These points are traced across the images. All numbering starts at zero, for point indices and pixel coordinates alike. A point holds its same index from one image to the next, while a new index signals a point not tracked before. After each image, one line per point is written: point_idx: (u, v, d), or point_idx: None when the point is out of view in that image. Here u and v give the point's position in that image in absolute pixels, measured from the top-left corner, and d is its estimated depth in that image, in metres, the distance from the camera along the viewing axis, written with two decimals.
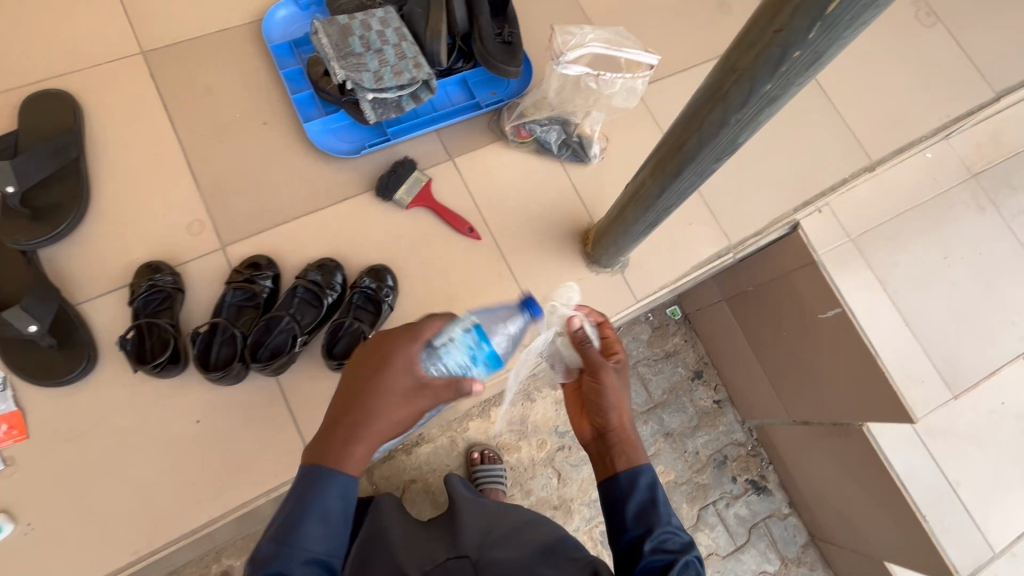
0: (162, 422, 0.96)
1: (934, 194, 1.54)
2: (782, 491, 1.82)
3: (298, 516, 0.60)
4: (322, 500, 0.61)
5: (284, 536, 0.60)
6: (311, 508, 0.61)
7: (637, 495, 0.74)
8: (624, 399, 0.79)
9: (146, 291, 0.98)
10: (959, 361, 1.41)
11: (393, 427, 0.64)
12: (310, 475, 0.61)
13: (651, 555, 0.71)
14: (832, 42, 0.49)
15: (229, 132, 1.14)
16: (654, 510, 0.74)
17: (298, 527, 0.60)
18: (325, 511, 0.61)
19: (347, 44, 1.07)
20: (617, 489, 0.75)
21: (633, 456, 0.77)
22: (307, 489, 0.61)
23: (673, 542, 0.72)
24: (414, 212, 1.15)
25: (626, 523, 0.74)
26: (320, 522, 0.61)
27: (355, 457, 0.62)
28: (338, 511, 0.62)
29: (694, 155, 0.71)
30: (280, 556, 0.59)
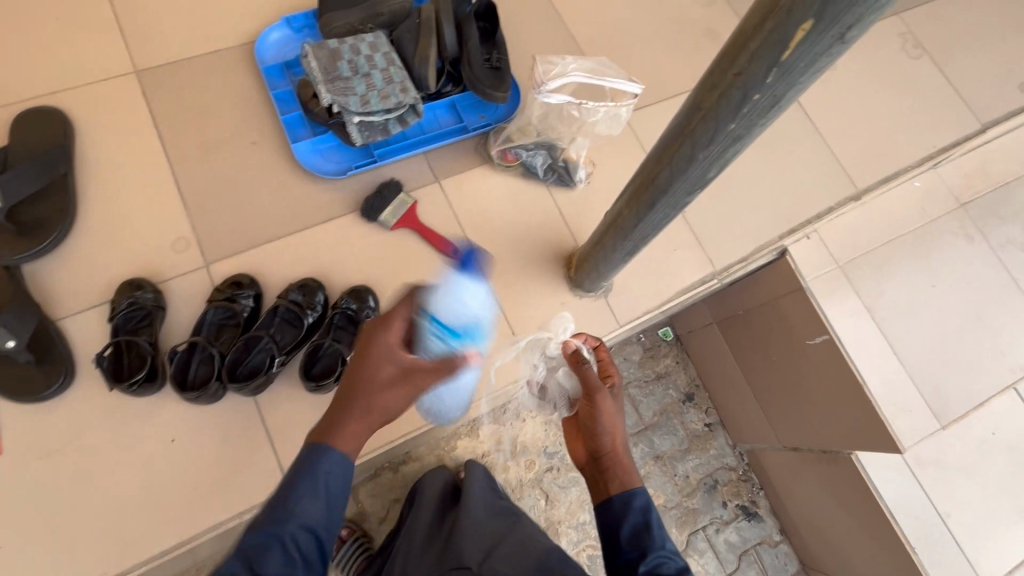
0: (138, 441, 0.96)
1: (921, 223, 1.54)
2: (773, 517, 1.79)
3: (299, 486, 0.66)
4: (324, 476, 0.67)
5: (285, 503, 0.65)
6: (311, 482, 0.67)
7: (631, 517, 0.78)
8: (618, 424, 0.86)
9: (126, 308, 0.98)
10: (947, 391, 1.41)
11: (383, 410, 0.72)
12: (312, 453, 0.68)
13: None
14: (789, 86, 0.50)
15: (218, 151, 1.16)
16: (647, 533, 0.76)
17: (297, 496, 0.66)
18: (322, 486, 0.67)
19: (335, 68, 1.08)
20: (612, 512, 0.79)
21: (626, 480, 0.82)
22: (306, 466, 0.68)
23: (668, 566, 0.73)
24: (399, 232, 1.15)
25: (622, 546, 0.76)
26: (319, 494, 0.67)
27: (345, 438, 0.70)
28: (332, 486, 0.68)
29: (667, 188, 0.71)
30: (276, 520, 0.64)
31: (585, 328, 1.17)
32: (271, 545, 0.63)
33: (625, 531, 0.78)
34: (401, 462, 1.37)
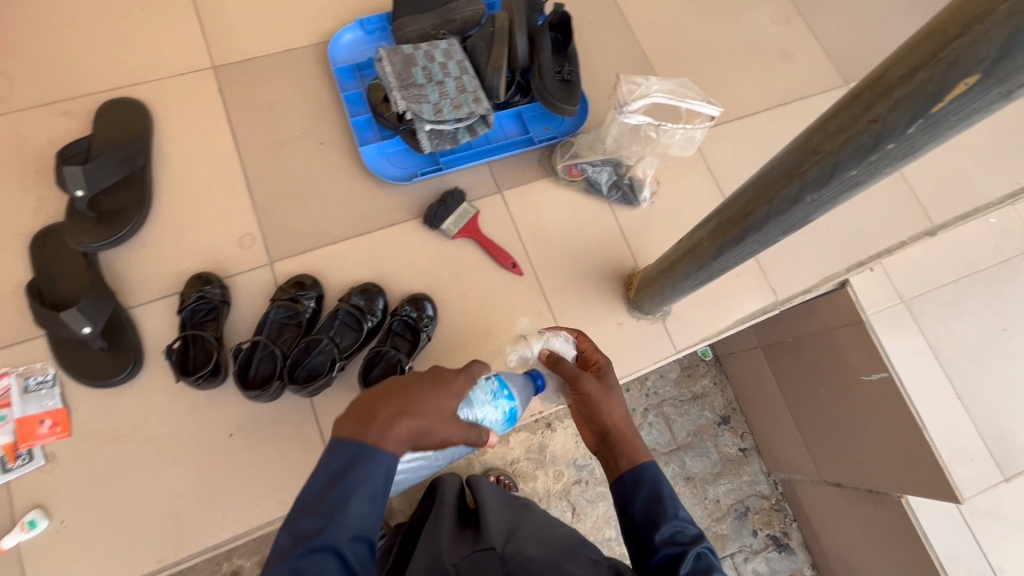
0: (197, 433, 0.98)
1: (994, 261, 1.47)
2: (806, 551, 1.73)
3: (344, 493, 0.60)
4: (365, 478, 0.61)
5: (327, 509, 0.60)
6: (353, 489, 0.60)
7: (642, 492, 0.76)
8: (613, 401, 0.84)
9: (194, 301, 1.00)
10: (1012, 441, 1.34)
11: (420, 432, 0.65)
12: (343, 455, 0.62)
13: (663, 546, 0.71)
14: (931, 139, 0.46)
15: (287, 149, 1.17)
16: (660, 505, 0.74)
17: (344, 505, 0.60)
18: (371, 491, 0.61)
19: (409, 74, 1.08)
20: (624, 489, 0.77)
21: (635, 455, 0.79)
22: (334, 467, 0.61)
23: (683, 536, 0.72)
24: (459, 241, 1.15)
25: (636, 520, 0.74)
26: (366, 499, 0.61)
27: (396, 437, 0.63)
28: (381, 488, 0.62)
29: (761, 225, 0.68)
30: (330, 527, 0.59)
31: (637, 351, 1.14)
32: (325, 558, 0.58)
33: (637, 506, 0.75)
34: None
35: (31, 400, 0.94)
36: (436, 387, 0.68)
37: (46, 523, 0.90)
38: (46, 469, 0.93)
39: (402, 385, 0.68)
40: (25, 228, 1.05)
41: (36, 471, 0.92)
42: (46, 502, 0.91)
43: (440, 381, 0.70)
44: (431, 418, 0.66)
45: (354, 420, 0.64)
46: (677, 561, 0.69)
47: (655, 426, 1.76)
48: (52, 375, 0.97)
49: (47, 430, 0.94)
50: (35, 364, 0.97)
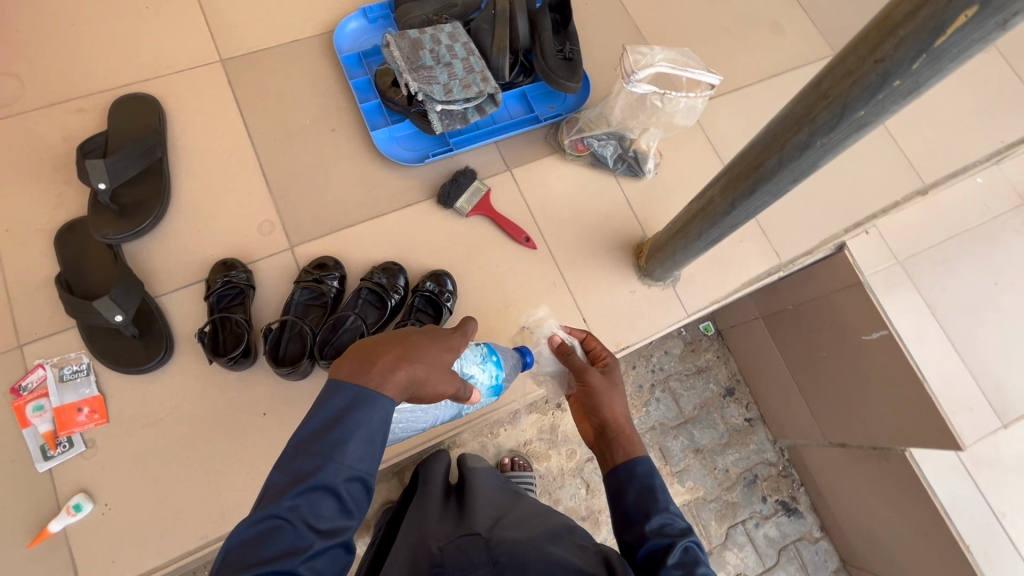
0: (233, 414, 1.01)
1: (983, 219, 1.53)
2: (814, 514, 1.80)
3: (341, 434, 0.61)
4: (365, 421, 0.62)
5: (324, 450, 0.60)
6: (352, 431, 0.61)
7: (634, 484, 0.77)
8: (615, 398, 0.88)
9: (221, 286, 1.03)
10: (1009, 389, 1.40)
11: (420, 378, 0.67)
12: (342, 397, 0.62)
13: (652, 537, 0.72)
14: (935, 73, 0.51)
15: (300, 137, 1.20)
16: (651, 497, 0.75)
17: (343, 447, 0.60)
18: (369, 434, 0.62)
19: (418, 57, 1.11)
20: (617, 481, 0.79)
21: (630, 449, 0.81)
22: (333, 409, 0.62)
23: (672, 528, 0.73)
24: (473, 219, 1.18)
25: (627, 511, 0.76)
26: (363, 440, 0.62)
27: (396, 379, 0.65)
28: (377, 433, 0.63)
29: (772, 175, 0.73)
30: (327, 468, 0.60)
31: (651, 316, 1.19)
32: (322, 496, 0.59)
33: (629, 498, 0.77)
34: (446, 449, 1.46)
35: (68, 389, 0.96)
36: (429, 337, 0.71)
37: (91, 505, 0.92)
38: (87, 455, 0.95)
39: (403, 336, 0.70)
40: (48, 224, 1.07)
41: (77, 457, 0.95)
42: (90, 486, 0.94)
43: (433, 334, 0.73)
44: (430, 366, 0.68)
45: (353, 362, 0.65)
46: (664, 552, 0.69)
47: (662, 401, 1.82)
48: (86, 363, 0.99)
49: (85, 417, 0.96)
50: (69, 354, 1.00)
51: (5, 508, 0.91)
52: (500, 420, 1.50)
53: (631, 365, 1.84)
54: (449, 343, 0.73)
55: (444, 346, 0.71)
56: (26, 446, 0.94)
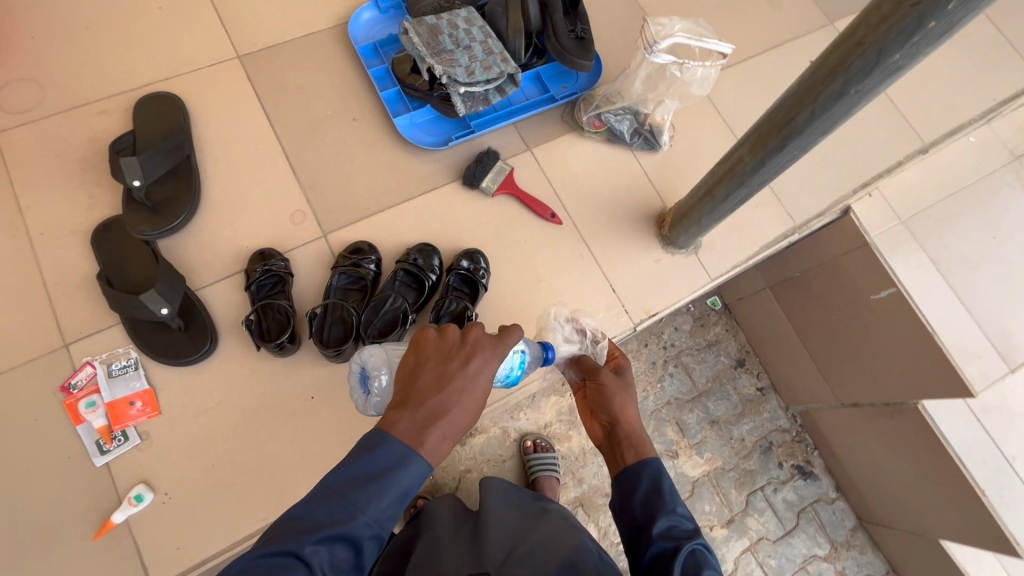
0: (281, 399, 1.03)
1: (979, 176, 1.59)
2: (828, 475, 1.87)
3: (376, 489, 0.63)
4: (400, 481, 0.64)
5: (356, 501, 0.62)
6: (386, 488, 0.63)
7: (642, 485, 0.80)
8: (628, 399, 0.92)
9: (261, 275, 1.04)
10: (1014, 336, 1.47)
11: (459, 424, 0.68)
12: (386, 452, 0.64)
13: (659, 539, 0.73)
14: (968, 12, 0.54)
15: (323, 128, 1.22)
16: (658, 499, 0.77)
17: (375, 501, 0.63)
18: (401, 491, 0.64)
19: (438, 42, 1.14)
20: (625, 482, 0.82)
21: (640, 451, 0.84)
22: (375, 461, 0.64)
23: (679, 530, 0.74)
24: (498, 199, 1.21)
25: (635, 514, 0.78)
26: (393, 500, 0.64)
27: (438, 442, 0.66)
28: (408, 494, 0.65)
29: (803, 128, 0.76)
30: (351, 520, 0.61)
31: (675, 284, 1.22)
32: (341, 546, 0.60)
33: (637, 499, 0.79)
34: (468, 437, 1.48)
35: (118, 383, 0.98)
36: (476, 388, 0.68)
37: (151, 495, 0.94)
38: (142, 447, 0.96)
39: (446, 378, 0.68)
40: (82, 225, 1.08)
41: (133, 450, 0.96)
42: (149, 476, 0.95)
43: (477, 373, 0.69)
44: (468, 412, 0.68)
45: (408, 425, 0.66)
46: (670, 554, 0.71)
47: (676, 376, 1.87)
48: (133, 358, 1.00)
49: (138, 410, 0.97)
50: (116, 350, 1.01)
51: (67, 503, 0.93)
52: (519, 404, 1.54)
53: (646, 342, 1.88)
54: (491, 378, 0.70)
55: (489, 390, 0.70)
56: (82, 443, 0.95)
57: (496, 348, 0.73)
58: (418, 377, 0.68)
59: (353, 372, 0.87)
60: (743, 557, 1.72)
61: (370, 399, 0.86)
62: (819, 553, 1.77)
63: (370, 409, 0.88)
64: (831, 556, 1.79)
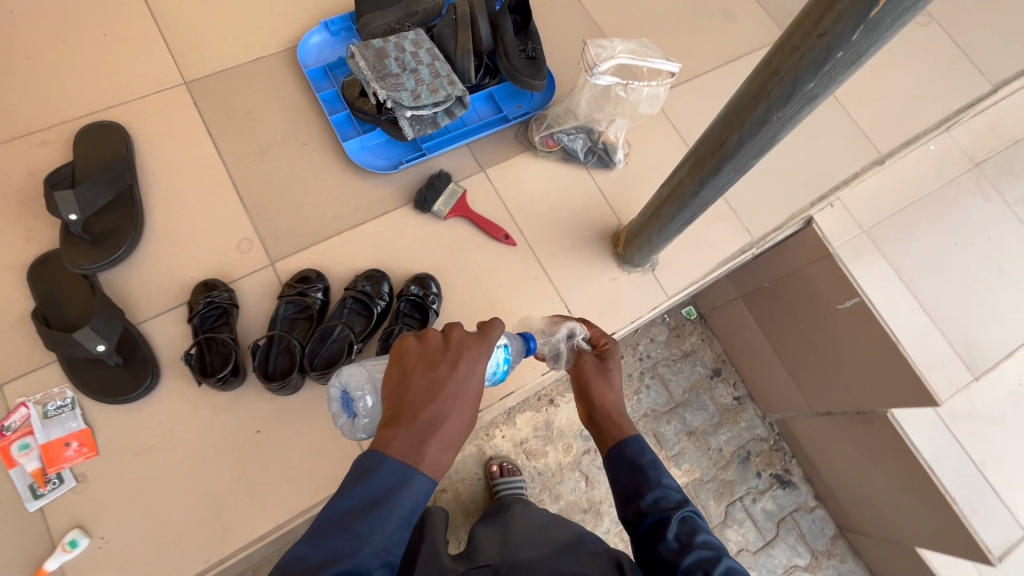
0: (226, 434, 1.00)
1: (940, 183, 1.60)
2: (807, 484, 1.87)
3: (379, 516, 0.58)
4: (403, 501, 0.59)
5: (360, 531, 0.58)
6: (390, 511, 0.59)
7: (627, 463, 0.78)
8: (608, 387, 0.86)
9: (203, 307, 1.02)
10: (978, 343, 1.47)
11: (461, 428, 0.65)
12: (384, 473, 0.59)
13: (651, 512, 0.74)
14: (873, 42, 0.54)
15: (272, 153, 1.20)
16: (644, 475, 0.76)
17: (379, 527, 0.58)
18: (406, 510, 0.59)
19: (383, 66, 1.13)
20: (613, 464, 0.79)
21: (624, 429, 0.81)
22: (373, 485, 0.59)
23: (668, 500, 0.74)
24: (451, 221, 1.20)
25: (623, 490, 0.77)
26: (399, 525, 0.59)
27: (440, 452, 0.62)
28: (414, 515, 0.60)
29: (735, 151, 0.76)
30: (359, 551, 0.57)
31: (633, 303, 1.21)
32: None
33: (624, 477, 0.78)
34: None
35: (53, 424, 0.95)
36: (470, 388, 0.65)
37: (87, 540, 0.91)
38: (78, 490, 0.93)
39: (437, 383, 0.65)
40: (19, 260, 1.05)
41: (68, 493, 0.93)
42: (85, 520, 0.92)
43: (467, 373, 0.67)
44: (466, 414, 0.65)
45: (405, 441, 0.61)
46: (662, 527, 0.72)
47: (652, 387, 1.86)
48: (69, 398, 0.97)
49: (73, 451, 0.94)
50: (52, 390, 0.98)
51: None
52: (495, 420, 1.51)
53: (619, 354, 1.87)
54: (485, 375, 0.68)
55: (483, 388, 0.67)
56: (15, 488, 0.92)
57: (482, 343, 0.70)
58: (407, 388, 0.65)
59: (335, 399, 0.82)
60: None
61: (358, 422, 0.82)
62: (799, 563, 1.76)
63: (358, 434, 0.83)
64: (811, 565, 1.78)
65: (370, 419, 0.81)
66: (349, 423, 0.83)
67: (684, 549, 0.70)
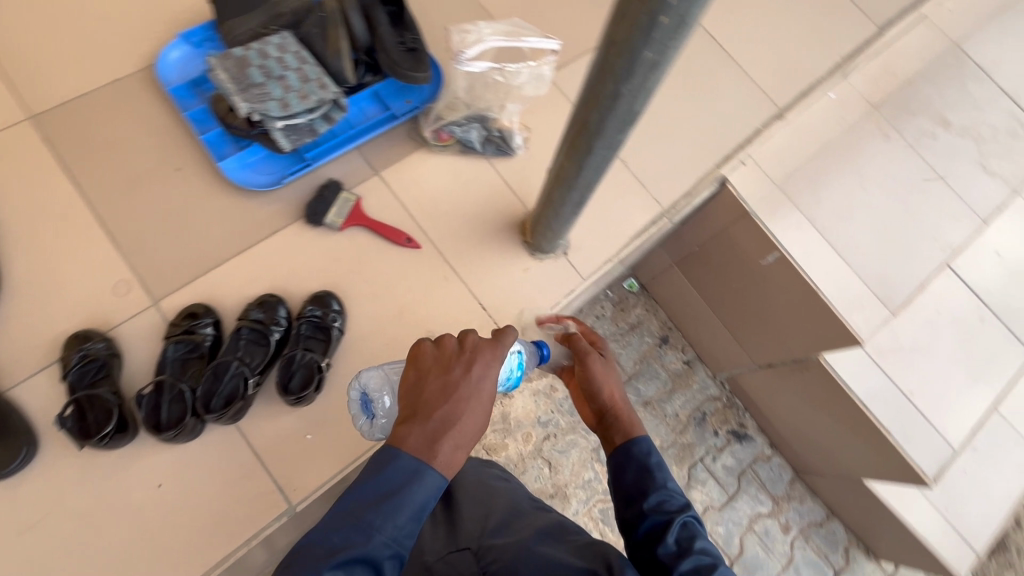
0: (124, 494, 0.93)
1: (843, 129, 1.64)
2: (762, 434, 1.93)
3: (390, 508, 0.65)
4: (414, 495, 0.66)
5: (371, 522, 0.64)
6: (400, 505, 0.65)
7: (632, 464, 0.80)
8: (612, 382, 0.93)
9: (78, 363, 0.94)
10: (893, 280, 1.51)
11: (474, 428, 0.70)
12: (398, 467, 0.66)
13: (652, 514, 0.76)
14: (691, 3, 0.52)
15: (142, 183, 1.10)
16: (649, 476, 0.79)
17: (389, 517, 0.65)
18: (416, 505, 0.66)
19: (246, 76, 1.05)
20: (616, 461, 0.82)
21: (630, 428, 0.85)
22: (388, 479, 0.66)
23: (671, 503, 0.76)
24: (348, 232, 1.14)
25: (626, 490, 0.79)
26: (409, 517, 0.65)
27: (450, 449, 0.68)
28: (424, 509, 0.67)
29: (600, 129, 0.74)
30: (368, 540, 0.63)
31: (550, 290, 1.19)
32: (358, 567, 0.62)
33: (628, 477, 0.80)
34: None
35: None
36: (481, 393, 0.71)
37: None
38: None
39: (451, 384, 0.71)
40: None
41: None
42: None
43: (480, 378, 0.72)
44: (478, 416, 0.70)
45: (419, 438, 0.68)
46: (664, 529, 0.74)
47: None
48: None
49: None
50: None
51: None
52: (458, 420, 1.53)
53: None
54: (496, 380, 0.73)
55: (495, 392, 0.73)
56: None
57: (496, 349, 0.76)
58: (423, 390, 0.71)
59: (354, 401, 0.96)
60: None
61: (377, 423, 0.93)
62: (763, 511, 1.82)
63: (376, 433, 0.95)
64: (774, 512, 1.83)
65: (386, 419, 0.92)
66: (369, 424, 0.94)
67: (681, 555, 0.71)
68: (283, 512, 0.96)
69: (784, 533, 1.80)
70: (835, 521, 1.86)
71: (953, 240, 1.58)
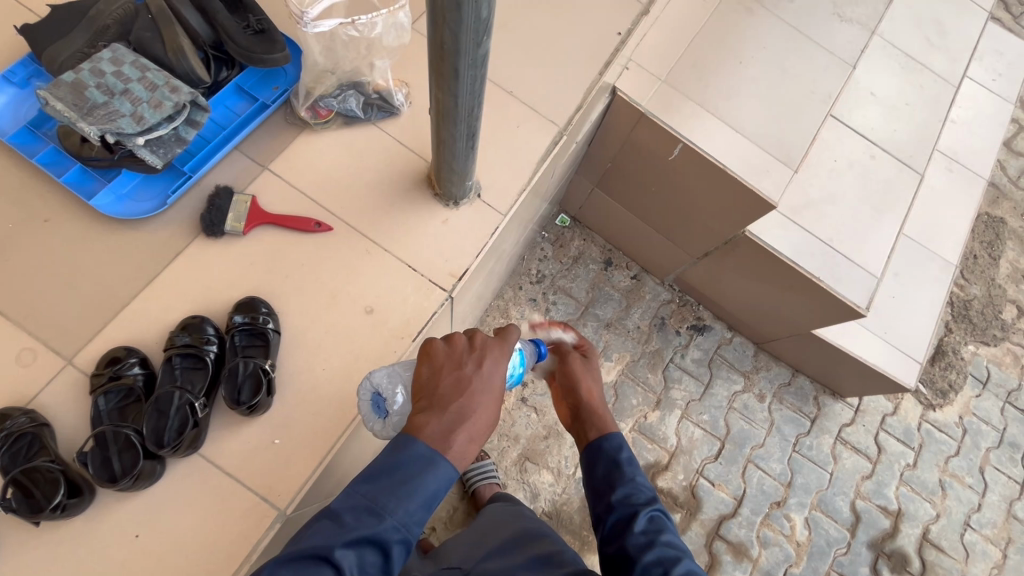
0: (102, 555, 0.89)
1: (710, 13, 1.68)
2: (719, 321, 2.03)
3: (405, 493, 0.69)
4: (426, 483, 0.69)
5: (384, 504, 0.68)
6: (413, 490, 0.69)
7: (603, 459, 0.90)
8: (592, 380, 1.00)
9: (3, 444, 0.87)
10: (788, 143, 1.60)
11: (486, 422, 0.73)
12: (415, 455, 0.70)
13: (619, 506, 0.85)
14: None
15: (13, 245, 1.02)
16: (619, 469, 0.88)
17: (398, 501, 0.68)
18: (431, 493, 0.70)
19: (86, 99, 0.97)
20: (590, 456, 0.91)
21: (604, 428, 0.93)
22: (406, 462, 0.70)
23: (638, 497, 0.85)
24: (253, 233, 1.09)
25: (597, 482, 0.89)
26: (421, 505, 0.70)
27: (463, 442, 0.71)
28: (437, 497, 0.71)
29: (457, 47, 0.73)
30: (380, 524, 0.67)
31: (475, 234, 1.19)
32: (368, 545, 0.66)
33: (599, 470, 0.90)
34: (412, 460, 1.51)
35: None
36: (493, 387, 0.74)
37: None
38: None
39: (465, 379, 0.73)
40: None
41: None
42: None
43: (491, 374, 0.75)
44: (490, 410, 0.73)
45: (436, 428, 0.71)
46: (631, 519, 0.83)
47: (558, 302, 1.94)
48: None
49: None
50: None
51: None
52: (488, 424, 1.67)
53: (520, 286, 1.94)
54: (505, 375, 0.76)
55: (505, 388, 0.75)
56: None
57: (504, 345, 0.79)
58: (438, 384, 0.73)
59: (364, 400, 0.94)
60: (681, 427, 1.86)
61: (390, 419, 0.92)
62: (738, 389, 1.95)
63: (389, 431, 0.94)
64: (747, 385, 1.96)
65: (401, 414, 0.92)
66: (382, 423, 0.93)
67: (648, 546, 0.79)
68: (275, 520, 0.95)
69: (760, 402, 1.94)
70: (802, 377, 2.00)
71: (831, 90, 1.68)
